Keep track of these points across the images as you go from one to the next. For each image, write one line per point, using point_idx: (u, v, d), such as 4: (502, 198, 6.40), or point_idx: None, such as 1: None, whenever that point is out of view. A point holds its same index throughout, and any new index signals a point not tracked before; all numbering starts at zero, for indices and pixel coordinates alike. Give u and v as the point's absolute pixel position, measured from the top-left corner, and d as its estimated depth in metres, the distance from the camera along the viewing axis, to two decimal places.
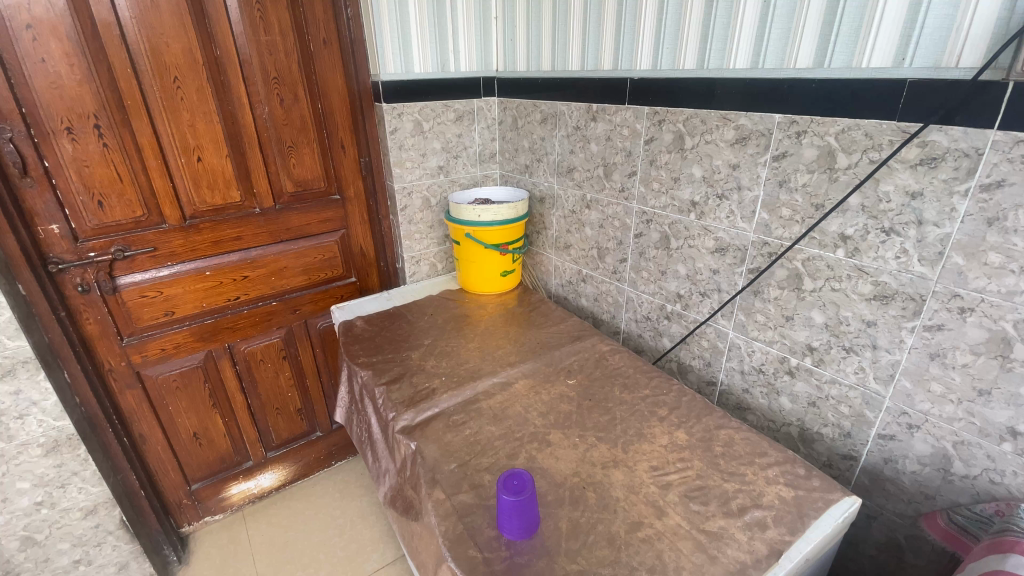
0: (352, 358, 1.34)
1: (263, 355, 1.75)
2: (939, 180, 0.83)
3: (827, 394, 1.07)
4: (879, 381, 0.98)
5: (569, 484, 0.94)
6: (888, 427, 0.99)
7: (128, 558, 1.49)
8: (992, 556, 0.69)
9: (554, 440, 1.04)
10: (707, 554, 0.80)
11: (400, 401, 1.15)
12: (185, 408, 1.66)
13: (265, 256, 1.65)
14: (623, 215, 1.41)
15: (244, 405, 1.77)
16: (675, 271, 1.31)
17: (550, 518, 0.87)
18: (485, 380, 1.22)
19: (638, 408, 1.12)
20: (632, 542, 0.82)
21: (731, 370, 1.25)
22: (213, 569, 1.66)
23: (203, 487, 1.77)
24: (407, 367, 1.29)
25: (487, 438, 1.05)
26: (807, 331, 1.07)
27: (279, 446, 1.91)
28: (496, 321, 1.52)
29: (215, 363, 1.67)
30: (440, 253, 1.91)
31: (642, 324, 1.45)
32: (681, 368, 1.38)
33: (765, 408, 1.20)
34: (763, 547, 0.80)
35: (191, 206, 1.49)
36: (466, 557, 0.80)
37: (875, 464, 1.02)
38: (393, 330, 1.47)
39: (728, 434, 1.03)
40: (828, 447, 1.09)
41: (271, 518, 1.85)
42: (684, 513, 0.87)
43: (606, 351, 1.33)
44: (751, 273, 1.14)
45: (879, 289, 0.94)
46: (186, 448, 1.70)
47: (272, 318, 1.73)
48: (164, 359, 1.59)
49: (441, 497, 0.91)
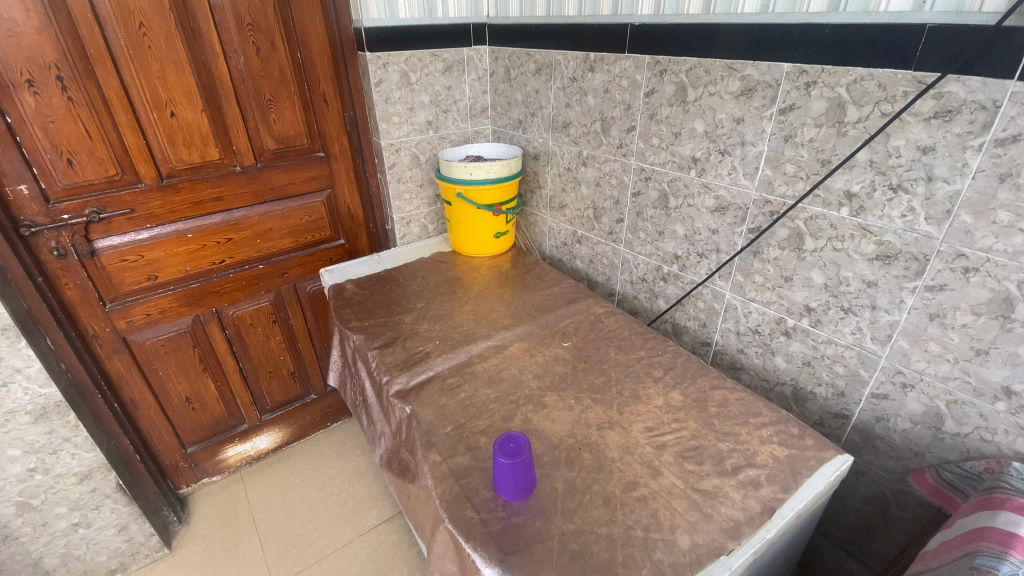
0: (344, 322, 1.31)
1: (252, 319, 1.72)
2: (953, 134, 0.79)
3: (823, 353, 1.07)
4: (876, 342, 0.97)
5: (565, 445, 0.94)
6: (881, 386, 0.99)
7: (128, 520, 1.49)
8: (982, 512, 0.70)
9: (549, 402, 1.03)
10: (701, 513, 0.81)
11: (393, 365, 1.14)
12: (175, 373, 1.64)
13: (249, 217, 1.59)
14: (620, 172, 1.36)
15: (236, 369, 1.75)
16: (673, 232, 1.27)
17: (546, 479, 0.87)
18: (479, 343, 1.21)
19: (633, 369, 1.12)
20: (627, 501, 0.83)
21: (727, 331, 1.24)
22: (214, 527, 1.69)
23: (199, 449, 1.78)
24: (400, 330, 1.26)
25: (483, 401, 1.04)
26: (806, 291, 1.06)
27: (274, 409, 1.91)
28: (490, 283, 1.49)
29: (203, 328, 1.64)
30: (431, 214, 1.86)
31: (638, 285, 1.43)
32: (676, 330, 1.37)
33: (758, 367, 1.20)
34: (756, 504, 0.81)
35: (167, 165, 1.41)
36: (464, 518, 0.81)
37: (867, 423, 1.03)
38: (384, 293, 1.44)
39: (723, 394, 1.03)
40: (820, 406, 1.10)
41: (269, 479, 1.87)
42: (679, 472, 0.87)
43: (601, 313, 1.31)
44: (751, 232, 1.11)
45: (883, 249, 0.92)
46: (179, 412, 1.70)
47: (259, 282, 1.69)
48: (150, 324, 1.55)
49: (437, 460, 0.91)
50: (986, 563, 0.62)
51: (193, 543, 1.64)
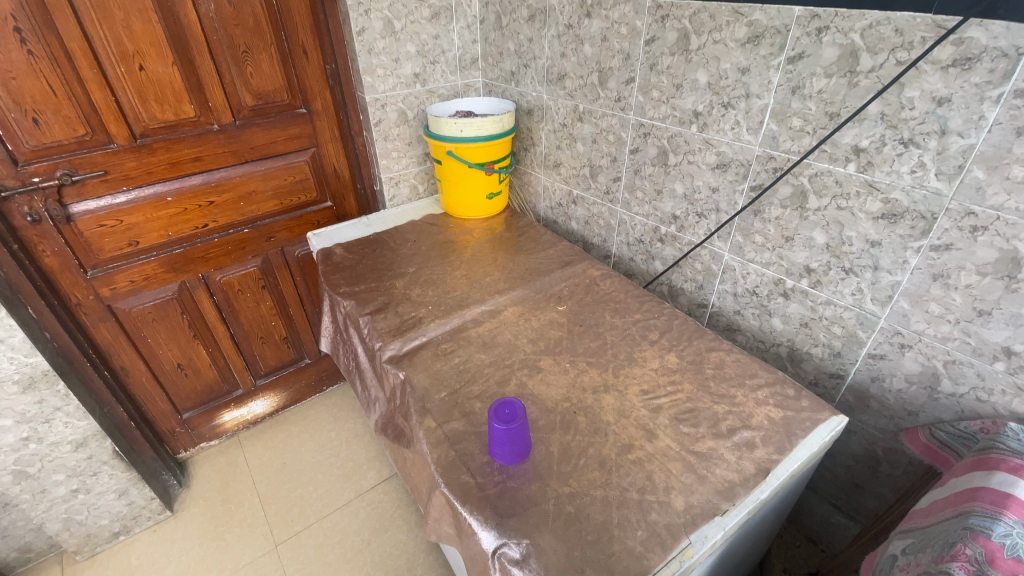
0: (333, 287, 1.27)
1: (241, 285, 1.68)
2: (971, 84, 0.75)
3: (821, 314, 1.05)
4: (876, 303, 0.96)
5: (560, 409, 0.93)
6: (879, 347, 0.98)
7: (127, 485, 1.50)
8: (977, 473, 0.71)
9: (544, 366, 1.02)
10: (696, 474, 0.81)
11: (386, 331, 1.11)
12: (164, 340, 1.61)
13: (231, 179, 1.52)
14: (618, 127, 1.30)
15: (227, 335, 1.73)
16: (671, 191, 1.23)
17: (542, 443, 0.87)
18: (473, 308, 1.18)
19: (629, 332, 1.10)
20: (622, 464, 0.83)
21: (724, 293, 1.22)
22: (215, 490, 1.72)
23: (194, 415, 1.78)
24: (391, 295, 1.23)
25: (477, 366, 1.02)
26: (807, 252, 1.03)
27: (268, 374, 1.90)
28: (483, 246, 1.45)
29: (190, 294, 1.61)
30: (421, 174, 1.79)
31: (634, 247, 1.40)
32: (672, 292, 1.35)
33: (754, 329, 1.19)
34: (751, 466, 0.81)
35: (140, 123, 1.33)
36: (460, 482, 0.81)
37: (862, 383, 1.03)
38: (374, 257, 1.40)
39: (719, 356, 1.02)
40: (816, 366, 1.10)
41: (266, 442, 1.88)
42: (675, 435, 0.87)
43: (597, 276, 1.28)
44: (752, 191, 1.07)
45: (889, 207, 0.89)
46: (172, 378, 1.68)
47: (246, 247, 1.64)
48: (135, 291, 1.51)
49: (432, 426, 0.90)
50: (980, 524, 0.62)
51: (195, 505, 1.67)
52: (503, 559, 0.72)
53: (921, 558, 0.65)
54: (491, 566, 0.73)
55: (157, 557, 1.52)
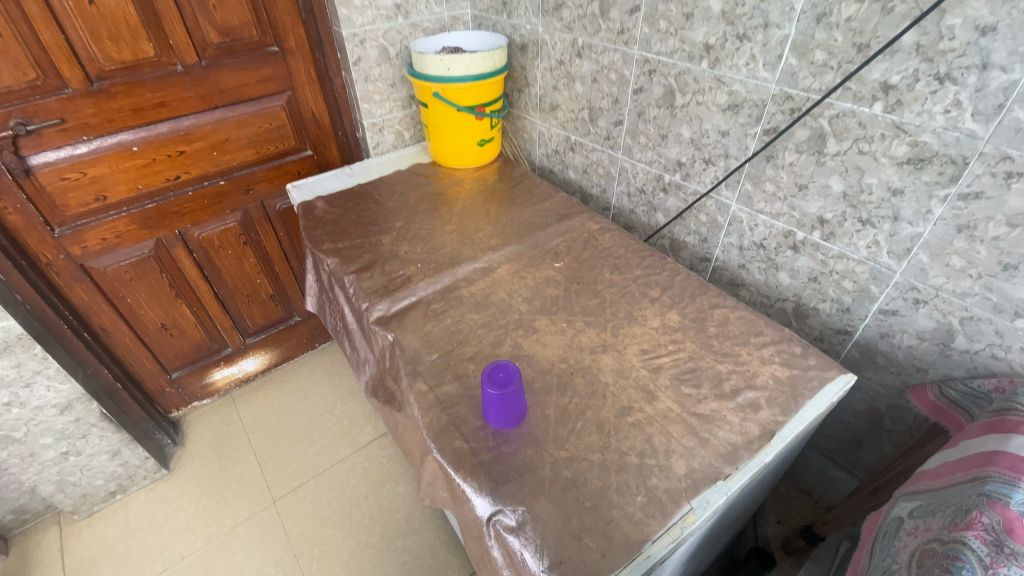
0: (316, 244, 1.20)
1: (221, 241, 1.60)
2: (1021, 9, 0.66)
3: (832, 269, 0.99)
4: (893, 256, 0.90)
5: (557, 370, 0.87)
6: (892, 302, 0.93)
7: (119, 446, 1.49)
8: (993, 436, 0.70)
9: (540, 326, 0.95)
10: (698, 437, 0.76)
11: (373, 290, 1.05)
12: (145, 299, 1.55)
13: (201, 127, 1.40)
14: (620, 64, 1.18)
15: (210, 293, 1.67)
16: (677, 134, 1.14)
17: (537, 406, 0.82)
18: (465, 265, 1.10)
19: (628, 290, 1.03)
20: (621, 427, 0.78)
21: (729, 246, 1.16)
22: (210, 448, 1.71)
23: (184, 374, 1.75)
24: (378, 252, 1.16)
25: (469, 327, 0.96)
26: (821, 202, 0.96)
27: (257, 332, 1.85)
28: (475, 198, 1.36)
29: (168, 252, 1.53)
30: (406, 119, 1.67)
31: (635, 198, 1.32)
32: (674, 246, 1.29)
33: (760, 284, 1.13)
34: (755, 428, 0.77)
35: (95, 65, 1.20)
36: (453, 448, 0.77)
37: (870, 339, 0.99)
38: (359, 211, 1.31)
39: (723, 313, 0.96)
40: (822, 322, 1.05)
41: (260, 399, 1.86)
42: (675, 396, 0.82)
43: (596, 231, 1.19)
44: (766, 134, 0.98)
45: (916, 151, 0.81)
46: (157, 338, 1.63)
47: (223, 200, 1.55)
48: (109, 250, 1.43)
49: (423, 390, 0.85)
50: (997, 490, 0.61)
51: (191, 464, 1.66)
52: (498, 526, 0.69)
53: (932, 523, 0.64)
54: (486, 533, 0.70)
55: (157, 514, 1.53)
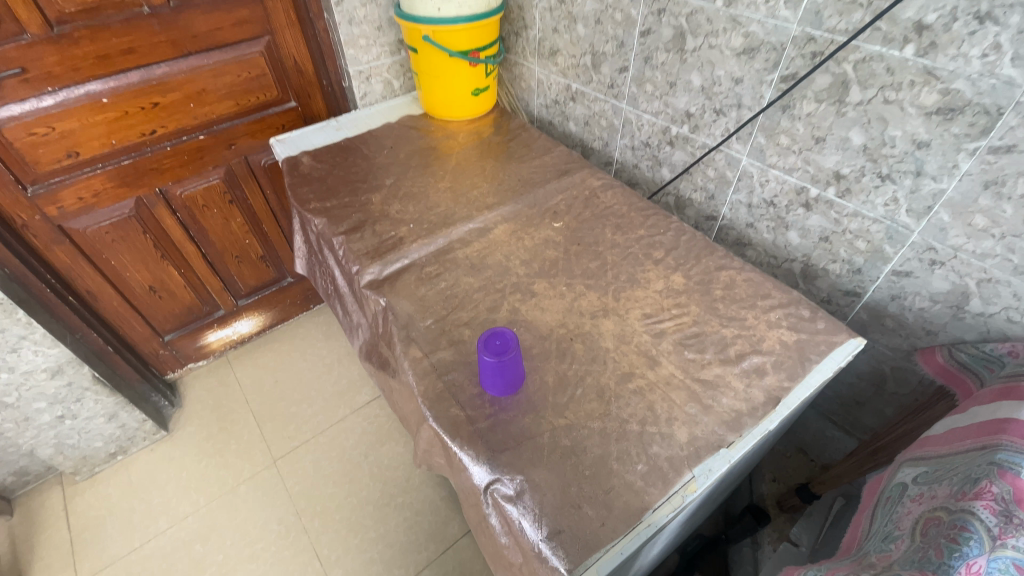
0: (302, 203, 1.13)
1: (205, 200, 1.53)
2: None
3: (845, 228, 0.94)
4: (911, 215, 0.85)
5: (555, 335, 0.83)
6: (906, 263, 0.89)
7: (115, 409, 1.48)
8: (1004, 403, 0.68)
9: (539, 290, 0.91)
10: (702, 404, 0.74)
11: (363, 252, 1.00)
12: (130, 261, 1.50)
13: (174, 76, 1.30)
14: (626, 3, 1.08)
15: (198, 254, 1.62)
16: (686, 82, 1.05)
17: (535, 373, 0.78)
18: (460, 225, 1.05)
19: (631, 251, 0.98)
20: (622, 394, 0.75)
21: (737, 204, 1.10)
22: (209, 409, 1.71)
23: (177, 337, 1.72)
24: (368, 212, 1.10)
25: (465, 291, 0.92)
26: (839, 156, 0.90)
27: (249, 293, 1.82)
28: (470, 153, 1.28)
29: (150, 211, 1.46)
30: (395, 66, 1.56)
31: (639, 152, 1.25)
32: (679, 203, 1.23)
33: (768, 243, 1.09)
34: (761, 394, 0.75)
35: (53, 6, 1.10)
36: (449, 416, 0.74)
37: (880, 301, 0.96)
38: (348, 167, 1.24)
39: (730, 275, 0.92)
40: (831, 284, 1.02)
41: (256, 361, 1.85)
42: (678, 361, 0.79)
43: (598, 188, 1.13)
44: (782, 82, 0.91)
45: (947, 100, 0.74)
46: (146, 301, 1.60)
47: (204, 156, 1.47)
48: (87, 210, 1.36)
49: (417, 356, 0.82)
50: (1008, 459, 0.59)
51: (190, 425, 1.67)
52: (496, 495, 0.67)
53: (937, 491, 0.63)
54: (484, 501, 0.69)
55: (159, 475, 1.54)
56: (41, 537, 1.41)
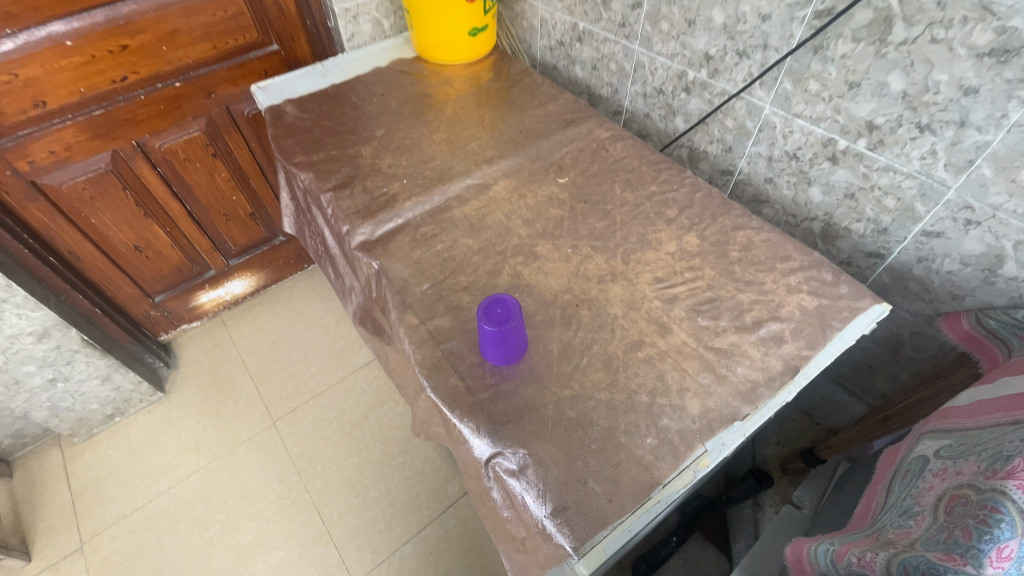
0: (287, 156, 1.05)
1: (186, 153, 1.44)
2: None
3: (874, 184, 0.87)
4: (949, 170, 0.78)
5: (560, 301, 0.78)
6: (938, 223, 0.83)
7: (108, 371, 1.45)
8: None
9: (542, 253, 0.85)
10: (715, 374, 0.69)
11: (353, 211, 0.93)
12: (112, 219, 1.42)
13: (143, 15, 1.19)
14: None
15: (183, 212, 1.54)
16: (707, 20, 0.95)
17: (539, 341, 0.74)
18: (457, 182, 0.97)
19: (642, 210, 0.91)
20: (631, 363, 0.71)
21: (756, 157, 1.02)
22: (205, 371, 1.69)
23: (168, 298, 1.67)
24: (357, 166, 1.02)
25: (463, 254, 0.86)
26: (873, 104, 0.81)
27: (240, 253, 1.75)
28: (467, 101, 1.18)
29: (128, 166, 1.37)
30: (384, 4, 1.42)
31: (651, 100, 1.15)
32: (692, 156, 1.15)
33: (787, 200, 1.02)
34: (778, 363, 0.70)
35: None
36: (447, 386, 0.70)
37: (905, 263, 0.90)
38: (335, 117, 1.15)
39: (748, 236, 0.85)
40: (852, 245, 0.96)
41: (251, 322, 1.81)
42: (691, 329, 0.74)
43: (606, 140, 1.05)
44: (816, 18, 0.81)
45: (1003, 40, 0.66)
46: (132, 261, 1.53)
47: (182, 106, 1.36)
48: (61, 165, 1.27)
49: (414, 323, 0.77)
50: None
51: (186, 386, 1.65)
52: (498, 469, 0.64)
53: (963, 467, 0.60)
54: (485, 475, 0.66)
55: (158, 436, 1.54)
56: (43, 498, 1.42)
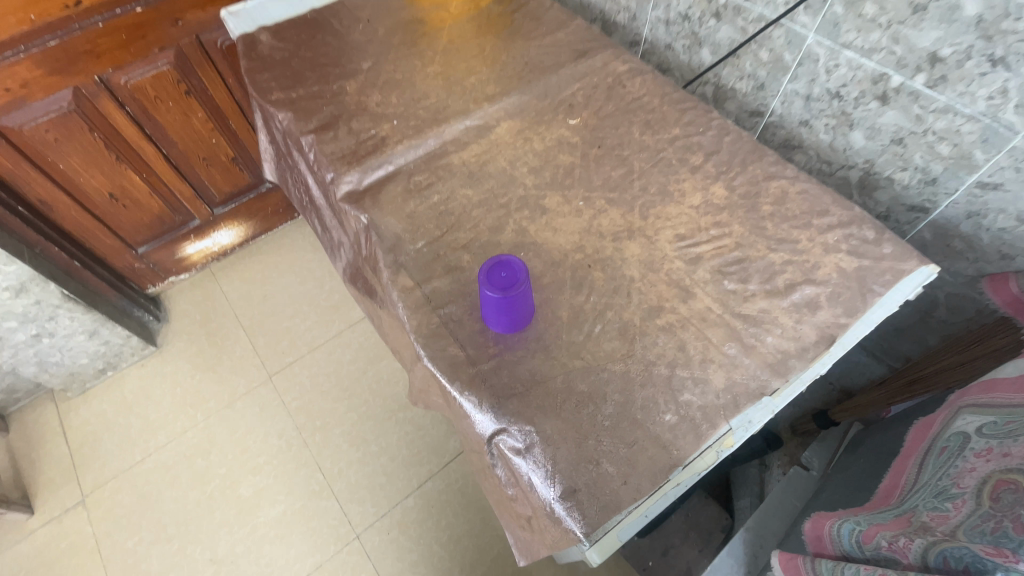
0: (263, 93, 0.94)
1: (156, 91, 1.30)
2: None
3: (927, 127, 0.77)
4: (1020, 112, 0.67)
5: (571, 262, 0.70)
6: (996, 174, 0.73)
7: (95, 326, 1.40)
8: None
9: (551, 206, 0.76)
10: (742, 344, 0.63)
11: (338, 157, 0.83)
12: (82, 165, 1.31)
13: None
14: None
15: (159, 157, 1.42)
16: None
17: (547, 306, 0.67)
18: (455, 123, 0.86)
19: (663, 156, 0.81)
20: (648, 331, 0.64)
21: (792, 95, 0.91)
22: (197, 324, 1.63)
23: (152, 249, 1.59)
24: (342, 105, 0.91)
25: (462, 207, 0.77)
26: (939, 31, 0.69)
27: (225, 201, 1.65)
28: (465, 28, 1.04)
29: (95, 105, 1.24)
30: None
31: (675, 28, 1.02)
32: (718, 95, 1.03)
33: (823, 146, 0.91)
34: (812, 332, 0.63)
35: None
36: (447, 356, 0.64)
37: (951, 219, 0.81)
38: (316, 46, 1.01)
39: (781, 187, 0.76)
40: (892, 197, 0.86)
41: (242, 273, 1.74)
42: (716, 293, 0.67)
43: (623, 74, 0.92)
44: None
45: None
46: (109, 210, 1.44)
47: (147, 36, 1.21)
48: (19, 104, 1.14)
49: (409, 286, 0.69)
50: None
51: (179, 340, 1.60)
52: (502, 447, 0.59)
53: (1012, 449, 0.54)
54: (489, 452, 0.61)
55: (153, 391, 1.51)
56: (41, 452, 1.41)
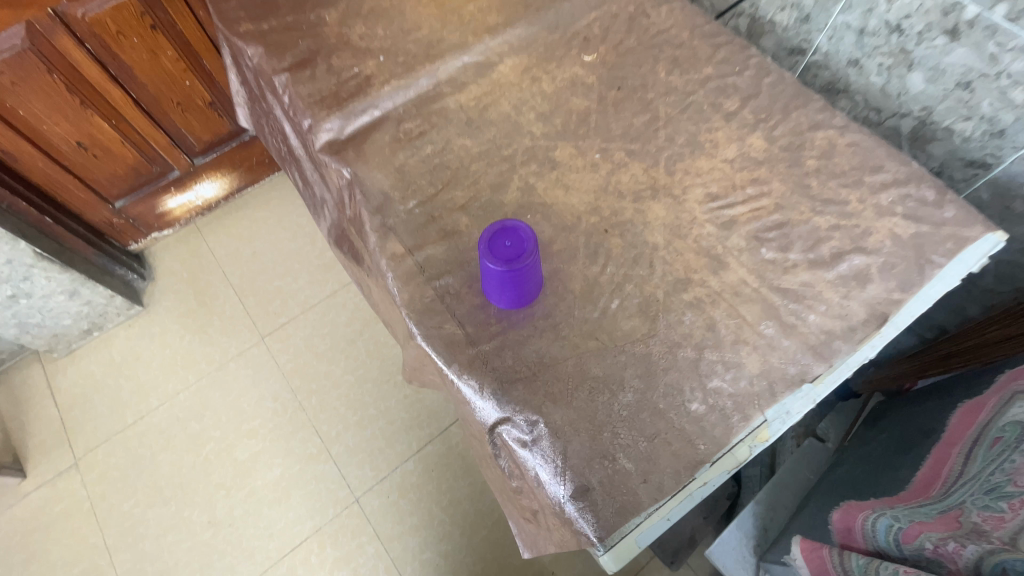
0: (230, 24, 0.81)
1: (119, 26, 1.16)
2: None
3: (1002, 69, 0.65)
4: None
5: (585, 225, 0.61)
6: None
7: (74, 286, 1.32)
8: None
9: (562, 159, 0.66)
10: (781, 323, 0.55)
11: (316, 100, 0.72)
12: (44, 111, 1.19)
13: None
14: None
15: (129, 101, 1.30)
16: None
17: (558, 278, 0.58)
18: (451, 59, 0.74)
19: (692, 101, 0.70)
20: (673, 307, 0.56)
21: (842, 29, 0.78)
22: (184, 283, 1.56)
23: (131, 203, 1.49)
24: (320, 38, 0.78)
25: (459, 160, 0.67)
26: None
27: (206, 151, 1.53)
28: None
29: (51, 43, 1.10)
30: None
31: None
32: (754, 28, 0.90)
33: (873, 90, 0.80)
34: (860, 309, 0.55)
35: None
36: (443, 334, 0.56)
37: (1016, 177, 0.71)
38: None
39: (829, 138, 0.65)
40: (949, 150, 0.76)
41: (229, 229, 1.64)
42: (751, 264, 0.58)
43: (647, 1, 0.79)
44: None
45: None
46: (79, 161, 1.32)
47: None
48: None
49: (400, 253, 0.61)
50: None
51: (166, 299, 1.53)
52: (506, 438, 0.52)
53: None
54: (491, 442, 0.55)
55: (142, 352, 1.45)
56: (30, 415, 1.37)
